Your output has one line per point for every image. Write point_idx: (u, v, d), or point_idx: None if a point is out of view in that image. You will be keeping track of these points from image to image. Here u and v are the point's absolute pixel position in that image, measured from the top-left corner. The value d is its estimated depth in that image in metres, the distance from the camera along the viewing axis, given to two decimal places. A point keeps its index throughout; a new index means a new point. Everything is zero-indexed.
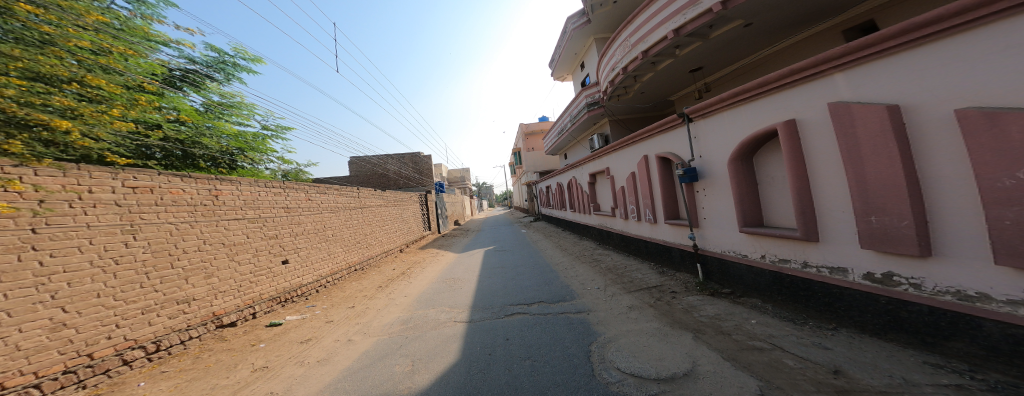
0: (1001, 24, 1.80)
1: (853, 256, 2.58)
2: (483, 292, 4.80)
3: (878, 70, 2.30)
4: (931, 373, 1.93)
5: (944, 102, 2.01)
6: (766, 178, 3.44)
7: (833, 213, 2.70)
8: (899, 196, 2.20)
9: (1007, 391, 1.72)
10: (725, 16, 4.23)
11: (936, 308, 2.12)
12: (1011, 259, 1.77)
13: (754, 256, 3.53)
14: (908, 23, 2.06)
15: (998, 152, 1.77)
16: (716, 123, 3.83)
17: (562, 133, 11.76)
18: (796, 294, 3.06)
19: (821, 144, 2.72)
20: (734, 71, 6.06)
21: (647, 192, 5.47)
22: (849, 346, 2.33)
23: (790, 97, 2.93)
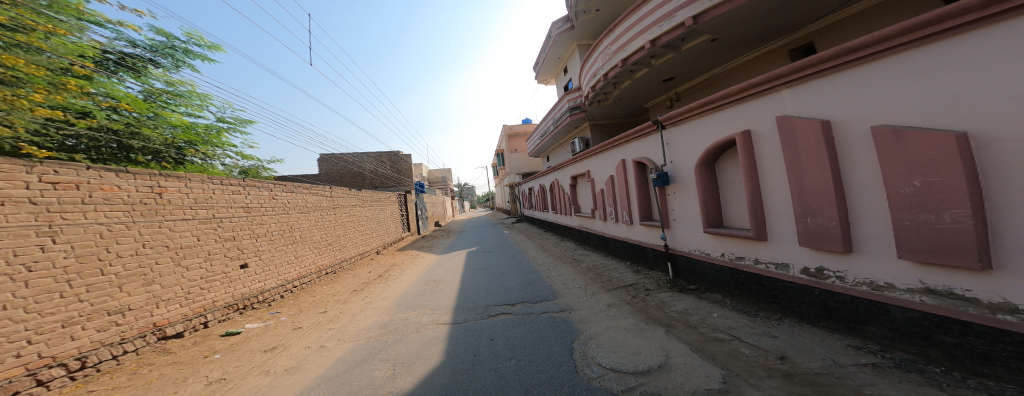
0: (910, 52, 2.07)
1: (793, 253, 2.89)
2: (465, 293, 4.75)
3: (818, 89, 2.58)
4: (852, 354, 2.21)
5: (866, 120, 2.30)
6: (726, 183, 3.73)
7: (778, 214, 3.00)
8: (829, 200, 2.50)
9: (907, 367, 2.02)
10: (696, 30, 4.52)
11: (856, 297, 2.43)
12: (911, 254, 2.08)
13: (716, 255, 3.82)
14: (841, 48, 2.32)
15: (902, 163, 2.07)
16: (685, 131, 4.08)
17: (545, 135, 11.92)
18: (749, 288, 3.35)
19: (771, 152, 3.00)
20: (701, 82, 6.48)
21: (624, 194, 5.71)
22: (792, 334, 2.61)
23: (747, 109, 3.19)
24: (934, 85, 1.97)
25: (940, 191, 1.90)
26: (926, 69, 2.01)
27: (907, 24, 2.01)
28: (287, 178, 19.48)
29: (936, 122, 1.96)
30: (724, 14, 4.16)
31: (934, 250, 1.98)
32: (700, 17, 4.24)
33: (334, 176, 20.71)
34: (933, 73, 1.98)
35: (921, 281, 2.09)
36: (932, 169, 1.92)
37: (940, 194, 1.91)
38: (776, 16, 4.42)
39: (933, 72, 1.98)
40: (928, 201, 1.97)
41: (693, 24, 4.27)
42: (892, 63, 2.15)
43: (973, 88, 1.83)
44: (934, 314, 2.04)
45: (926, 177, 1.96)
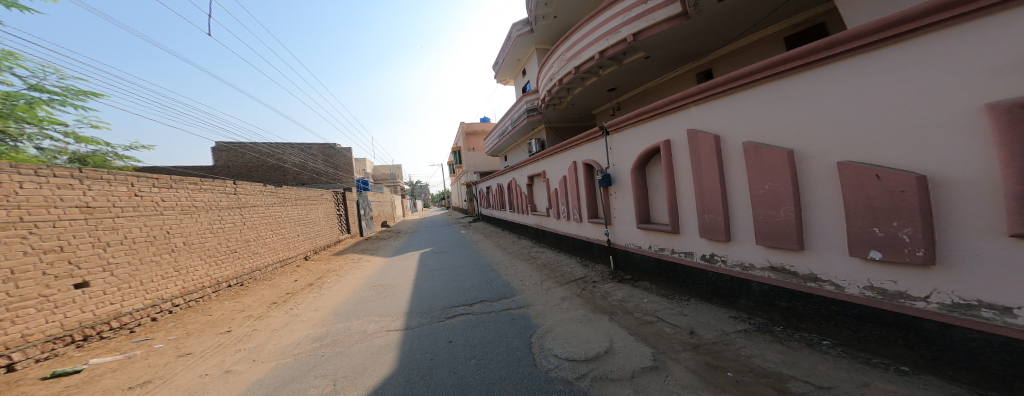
0: (773, 82, 2.61)
1: (696, 243, 3.45)
2: (419, 296, 4.43)
3: (715, 108, 3.08)
4: (730, 323, 2.79)
5: (746, 135, 2.81)
6: (653, 185, 4.23)
7: (687, 211, 3.53)
8: (718, 200, 3.06)
9: (761, 329, 2.64)
10: (636, 47, 4.95)
11: (730, 276, 3.07)
12: (765, 240, 2.72)
13: (642, 246, 4.34)
14: (730, 76, 2.83)
15: (758, 171, 2.70)
16: (623, 137, 4.48)
17: (502, 135, 11.97)
18: (667, 275, 3.88)
19: (682, 159, 3.49)
20: (635, 95, 7.18)
21: (574, 193, 6.01)
22: (698, 311, 3.13)
23: (667, 122, 3.67)
24: (789, 111, 2.51)
25: (782, 193, 2.54)
26: (784, 97, 2.54)
27: (771, 59, 2.52)
28: (162, 169, 15.28)
29: (789, 140, 2.51)
30: (657, 35, 4.60)
31: (776, 237, 2.63)
32: (640, 35, 4.65)
33: (234, 169, 16.87)
34: (788, 101, 2.51)
35: (768, 261, 2.76)
36: (776, 176, 2.56)
37: (782, 196, 2.54)
38: (700, 43, 5.02)
39: (788, 100, 2.51)
40: (772, 200, 2.62)
41: (633, 40, 4.67)
42: (763, 91, 2.68)
43: (812, 114, 2.36)
44: (777, 286, 2.69)
45: (772, 183, 2.60)
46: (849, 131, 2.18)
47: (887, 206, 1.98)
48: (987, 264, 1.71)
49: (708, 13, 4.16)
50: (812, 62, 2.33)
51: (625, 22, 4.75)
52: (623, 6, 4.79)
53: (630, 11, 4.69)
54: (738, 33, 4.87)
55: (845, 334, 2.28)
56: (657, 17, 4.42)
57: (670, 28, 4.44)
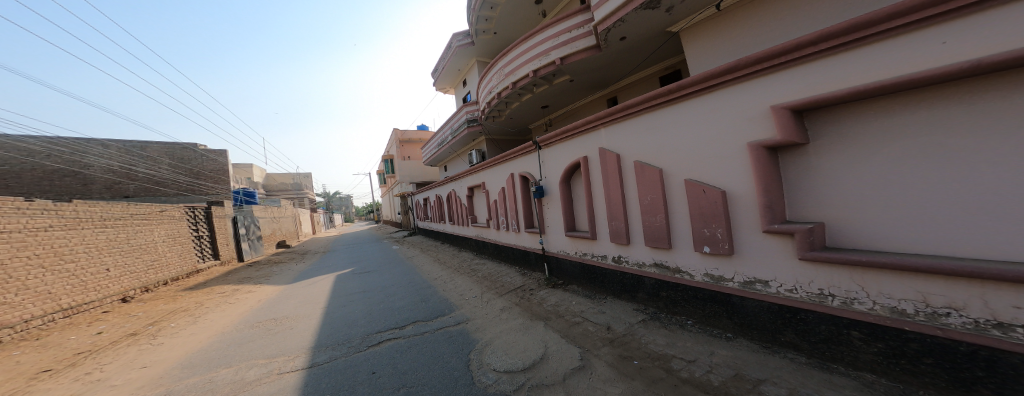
0: (652, 112, 3.13)
1: (606, 248, 3.83)
2: (332, 325, 3.80)
3: (617, 131, 3.51)
4: (632, 315, 3.22)
5: (640, 155, 3.28)
6: (575, 196, 4.39)
7: (599, 219, 3.90)
8: (618, 209, 3.52)
9: (654, 318, 3.10)
10: (563, 70, 5.37)
11: (627, 273, 3.56)
12: (651, 242, 3.22)
13: (564, 251, 4.60)
14: (624, 104, 3.29)
15: (644, 185, 3.21)
16: (551, 152, 4.61)
17: (440, 146, 11.55)
18: (591, 277, 4.12)
19: (596, 174, 3.86)
20: (565, 112, 7.78)
21: (513, 203, 5.85)
22: (611, 307, 3.49)
23: (580, 142, 4.04)
24: (667, 135, 3.00)
25: (659, 203, 3.07)
26: (663, 124, 3.04)
27: (651, 93, 3.03)
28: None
29: (667, 159, 3.02)
30: (581, 62, 5.09)
31: (656, 239, 3.17)
32: (567, 59, 5.07)
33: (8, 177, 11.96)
34: (666, 127, 3.01)
35: (653, 259, 3.27)
36: (654, 189, 3.11)
37: (659, 206, 3.07)
38: (612, 72, 5.71)
39: (666, 126, 3.02)
40: (653, 208, 3.15)
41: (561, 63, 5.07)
42: (650, 118, 3.16)
43: (683, 139, 2.87)
44: (660, 279, 3.21)
45: (652, 196, 3.14)
46: (697, 155, 2.76)
47: (711, 210, 2.67)
48: (756, 252, 2.45)
49: (617, 48, 4.74)
50: (675, 98, 2.89)
51: (554, 46, 5.13)
52: (551, 31, 5.16)
53: (558, 37, 5.08)
54: (635, 68, 5.72)
55: (699, 313, 2.89)
56: (579, 45, 4.88)
57: (590, 57, 4.93)
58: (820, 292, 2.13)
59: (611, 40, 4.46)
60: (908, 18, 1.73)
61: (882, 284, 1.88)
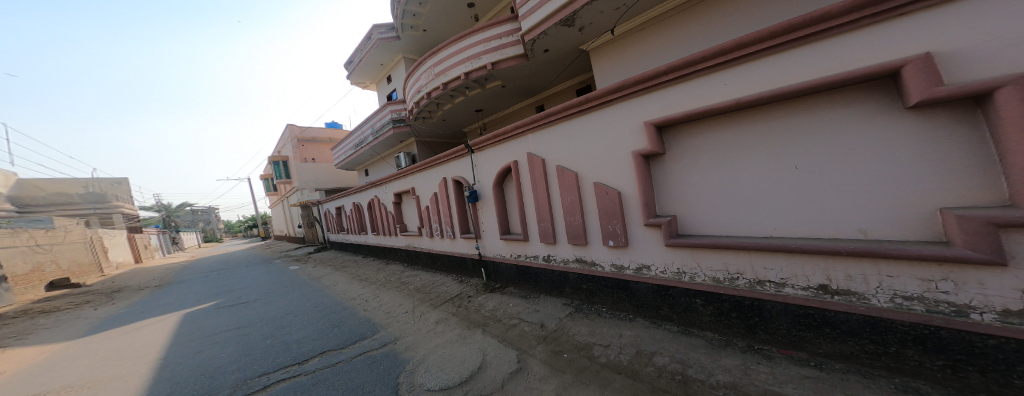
0: (568, 120, 3.38)
1: (537, 247, 4.00)
2: (178, 382, 2.98)
3: (542, 137, 3.70)
4: (562, 309, 3.43)
5: (560, 160, 3.50)
6: (509, 200, 4.46)
7: (528, 219, 4.06)
8: (542, 210, 3.75)
9: (581, 309, 3.36)
10: (493, 75, 5.43)
11: (557, 271, 3.75)
12: (574, 240, 3.46)
13: (497, 254, 4.70)
14: (546, 112, 3.49)
15: (566, 188, 3.43)
16: (483, 156, 4.59)
17: (359, 147, 10.42)
18: (527, 278, 4.20)
19: (525, 177, 3.98)
20: (498, 117, 7.90)
21: (445, 209, 5.63)
22: (545, 305, 3.63)
23: (510, 147, 4.14)
24: (582, 142, 3.26)
25: (577, 204, 3.34)
26: (578, 133, 3.30)
27: (566, 102, 3.27)
28: None
29: (582, 164, 3.28)
30: (512, 68, 5.21)
31: (577, 236, 3.42)
32: (497, 65, 5.13)
33: None
34: (580, 135, 3.28)
35: (577, 255, 3.52)
36: (571, 191, 3.37)
37: (577, 206, 3.34)
38: (539, 81, 6.01)
39: (580, 135, 3.29)
40: (573, 209, 3.39)
41: (492, 68, 5.12)
42: (569, 126, 3.39)
43: (594, 146, 3.16)
44: (581, 273, 3.48)
45: (572, 197, 3.38)
46: (603, 160, 3.09)
47: (611, 209, 3.02)
48: (642, 242, 2.91)
49: (542, 59, 5.01)
50: (585, 108, 3.17)
51: (484, 49, 5.15)
52: (481, 35, 5.17)
53: (487, 41, 5.13)
54: (558, 79, 6.13)
55: (610, 301, 3.23)
56: (508, 52, 5.01)
57: (517, 65, 5.10)
58: (679, 269, 2.72)
59: (536, 51, 4.71)
60: (751, 49, 2.20)
61: (707, 258, 2.55)
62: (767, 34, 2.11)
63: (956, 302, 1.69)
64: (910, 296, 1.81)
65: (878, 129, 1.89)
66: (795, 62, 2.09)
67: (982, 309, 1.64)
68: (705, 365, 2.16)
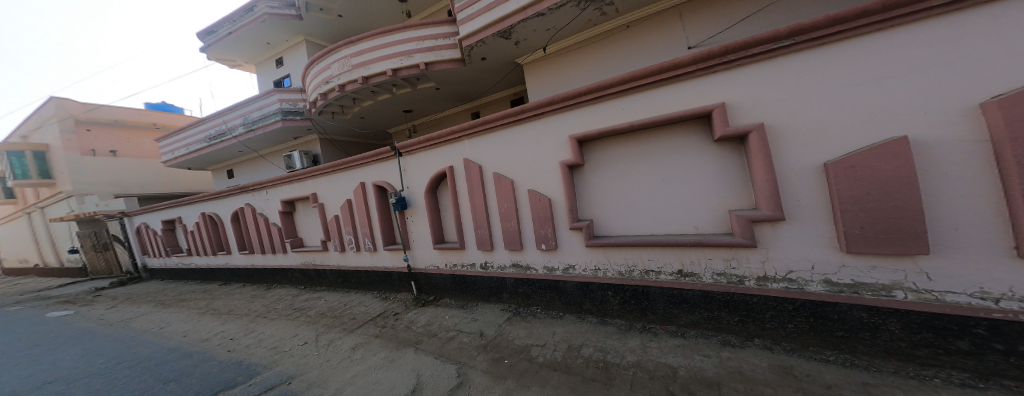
0: (504, 129, 3.42)
1: (474, 255, 3.93)
2: None
3: (478, 144, 3.67)
4: (500, 314, 3.46)
5: (495, 167, 3.52)
6: (444, 207, 4.31)
7: (466, 227, 3.95)
8: (477, 217, 3.72)
9: (518, 312, 3.43)
10: (426, 75, 5.21)
11: (494, 277, 3.73)
12: (511, 246, 3.50)
13: (430, 266, 4.46)
14: (482, 119, 3.47)
15: (502, 195, 3.46)
16: (417, 161, 4.31)
17: (229, 140, 8.35)
18: (462, 287, 4.10)
19: (462, 184, 3.87)
20: (430, 120, 7.65)
21: (368, 218, 5.01)
22: (482, 313, 3.59)
23: (445, 152, 4.00)
24: (516, 150, 3.35)
25: (513, 210, 3.40)
26: (512, 141, 3.37)
27: (503, 111, 3.30)
28: None
29: (515, 172, 3.37)
30: (446, 71, 5.10)
31: (512, 241, 3.47)
32: (432, 66, 4.95)
33: None
34: (514, 143, 3.36)
35: (513, 260, 3.58)
36: (507, 197, 3.42)
37: (513, 213, 3.40)
38: (474, 87, 6.00)
39: (513, 143, 3.37)
40: (508, 216, 3.45)
41: (426, 69, 4.92)
42: (504, 134, 3.44)
43: (528, 155, 3.26)
44: (518, 277, 3.53)
45: (507, 203, 3.43)
46: (537, 168, 3.20)
47: (543, 214, 3.18)
48: (569, 244, 3.13)
49: (480, 66, 5.04)
50: (521, 118, 3.25)
51: (419, 48, 4.92)
52: (416, 32, 4.94)
53: (423, 40, 4.92)
54: (494, 89, 6.26)
55: (544, 302, 3.37)
56: (445, 54, 4.89)
57: (453, 69, 5.01)
58: (595, 267, 3.03)
59: (473, 57, 4.71)
60: (663, 75, 2.53)
61: (614, 253, 2.92)
62: (676, 63, 2.45)
63: (758, 274, 2.41)
64: (729, 273, 2.50)
65: (705, 155, 2.55)
66: (696, 89, 2.46)
67: (749, 278, 2.44)
68: (619, 349, 2.44)
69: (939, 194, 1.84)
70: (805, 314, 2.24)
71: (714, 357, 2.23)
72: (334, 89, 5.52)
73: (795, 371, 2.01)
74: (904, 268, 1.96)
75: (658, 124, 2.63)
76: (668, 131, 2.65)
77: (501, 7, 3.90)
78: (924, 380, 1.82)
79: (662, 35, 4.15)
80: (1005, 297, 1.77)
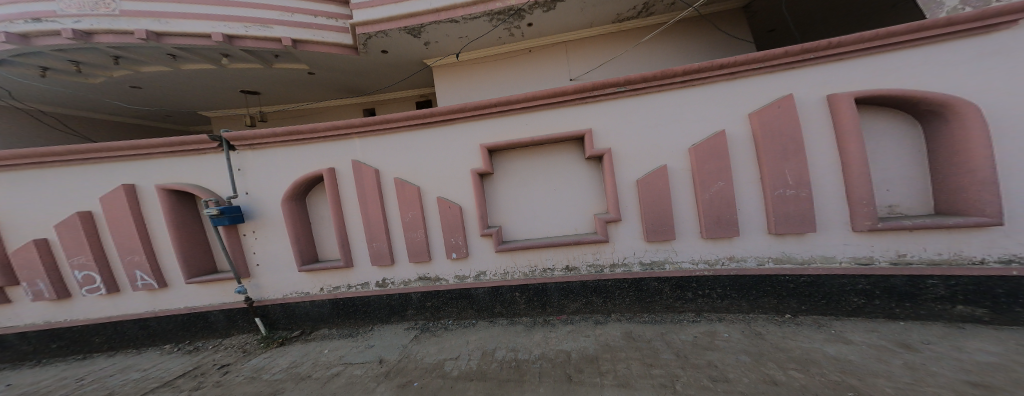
0: (407, 131, 3.13)
1: (367, 272, 3.32)
2: None
3: (374, 144, 3.17)
4: (405, 334, 3.14)
5: (394, 173, 3.15)
6: (318, 217, 3.43)
7: (353, 240, 3.28)
8: (367, 228, 3.19)
9: (425, 328, 3.19)
10: (291, 53, 4.21)
11: (393, 294, 3.31)
12: (415, 258, 3.16)
13: (298, 293, 3.40)
14: (381, 117, 3.03)
15: (408, 203, 3.10)
16: (270, 159, 3.23)
17: None
18: (348, 313, 3.39)
19: (349, 191, 3.22)
20: (293, 110, 6.29)
21: (127, 241, 3.19)
22: (379, 338, 3.14)
23: (324, 149, 3.20)
24: (419, 155, 3.12)
25: (419, 220, 3.10)
26: (413, 145, 3.13)
27: (406, 113, 3.01)
28: None
29: (419, 179, 3.12)
30: (320, 54, 4.25)
31: (416, 253, 3.15)
32: (302, 45, 4.04)
33: None
34: (416, 148, 3.13)
35: (416, 273, 3.25)
36: (413, 206, 3.10)
37: (418, 223, 3.11)
38: (375, 83, 5.48)
39: (414, 147, 3.13)
40: (412, 227, 3.12)
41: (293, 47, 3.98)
42: (405, 136, 3.13)
43: (433, 160, 3.10)
44: (426, 291, 3.24)
45: (413, 212, 3.10)
46: (445, 176, 3.08)
47: (453, 223, 3.06)
48: (478, 251, 3.11)
49: (379, 59, 4.56)
50: (428, 122, 3.05)
51: (281, 19, 3.93)
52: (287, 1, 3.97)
53: (291, 12, 3.98)
54: (391, 89, 5.84)
55: (455, 313, 3.23)
56: (327, 36, 4.07)
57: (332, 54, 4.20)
58: (504, 270, 3.09)
59: (370, 49, 4.22)
60: (564, 97, 2.83)
61: (522, 256, 3.05)
62: (572, 89, 2.76)
63: (611, 261, 2.90)
64: (598, 263, 2.93)
65: (591, 169, 3.01)
66: (585, 112, 2.86)
67: (607, 266, 2.91)
68: (529, 347, 2.56)
69: (678, 200, 2.72)
70: (632, 289, 2.87)
71: (592, 335, 2.62)
72: (60, 35, 3.48)
73: (636, 336, 2.53)
74: (722, 250, 2.70)
75: (553, 141, 2.96)
76: (565, 147, 3.02)
77: (411, 4, 3.74)
78: (684, 323, 2.66)
79: (551, 63, 4.63)
80: (706, 260, 2.73)
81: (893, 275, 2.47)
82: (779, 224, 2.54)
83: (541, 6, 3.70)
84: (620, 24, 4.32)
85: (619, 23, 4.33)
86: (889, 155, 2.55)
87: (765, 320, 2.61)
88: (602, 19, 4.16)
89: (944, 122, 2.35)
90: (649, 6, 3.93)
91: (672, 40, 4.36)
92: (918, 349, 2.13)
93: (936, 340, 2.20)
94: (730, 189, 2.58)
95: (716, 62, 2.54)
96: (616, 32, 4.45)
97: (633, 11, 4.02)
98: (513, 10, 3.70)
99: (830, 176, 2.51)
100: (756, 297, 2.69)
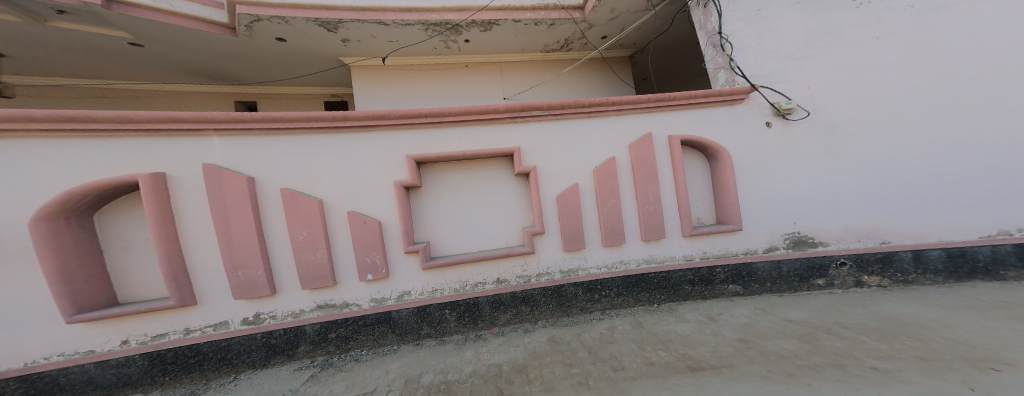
0: (310, 135, 2.69)
1: (230, 308, 2.59)
2: None
3: (244, 146, 2.56)
4: (296, 375, 2.58)
5: (278, 183, 2.61)
6: (122, 243, 2.48)
7: (197, 269, 2.51)
8: (227, 251, 2.50)
9: (326, 365, 2.68)
10: (99, 15, 3.19)
11: (278, 330, 2.68)
12: (309, 284, 2.65)
13: (27, 364, 2.31)
14: (265, 114, 2.49)
15: (298, 220, 2.61)
16: (20, 155, 2.20)
17: None
18: (183, 367, 2.55)
19: (197, 203, 2.48)
20: (90, 89, 4.48)
21: None
22: (252, 387, 2.48)
23: (160, 148, 2.41)
24: (318, 164, 2.69)
25: (318, 239, 2.64)
26: (310, 150, 2.68)
27: (310, 113, 2.58)
28: None
29: (318, 191, 2.68)
30: (150, 25, 3.34)
31: (313, 278, 2.66)
32: (118, 7, 3.15)
33: None
34: (315, 155, 2.69)
35: (312, 301, 2.72)
36: (309, 223, 2.63)
37: (315, 243, 2.64)
38: (252, 73, 4.55)
39: (313, 154, 2.69)
40: (307, 247, 2.63)
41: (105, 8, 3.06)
42: (300, 140, 2.67)
43: (337, 170, 2.72)
44: (326, 321, 2.75)
45: (309, 229, 2.63)
46: (355, 189, 2.75)
47: (371, 240, 2.73)
48: (401, 269, 2.84)
49: (272, 47, 3.89)
50: (338, 127, 2.69)
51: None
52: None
53: None
54: (288, 83, 5.00)
55: (370, 340, 2.84)
56: (179, 6, 3.37)
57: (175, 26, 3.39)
58: (432, 288, 2.90)
59: (257, 33, 3.57)
60: (486, 116, 2.91)
61: (452, 273, 2.94)
62: (504, 108, 2.89)
63: (537, 271, 3.05)
64: (526, 274, 3.04)
65: (515, 185, 3.16)
66: (511, 132, 3.01)
67: (534, 276, 3.05)
68: (457, 365, 2.47)
69: (587, 213, 3.09)
70: (554, 295, 3.08)
71: (521, 345, 2.67)
72: None
73: (558, 340, 2.69)
74: (618, 254, 3.13)
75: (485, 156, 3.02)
76: (496, 163, 3.12)
77: None
78: (593, 322, 2.96)
79: (485, 80, 4.74)
80: (606, 264, 3.12)
81: (700, 266, 3.21)
82: (647, 233, 3.08)
83: (479, 25, 3.84)
84: (547, 54, 4.77)
85: (546, 54, 4.78)
86: (693, 181, 3.34)
87: (643, 311, 3.09)
88: (533, 47, 4.54)
89: (719, 161, 3.21)
90: (569, 43, 4.49)
91: (587, 74, 5.03)
92: (718, 320, 2.76)
93: (722, 312, 2.93)
94: (620, 206, 3.06)
95: (622, 100, 3.03)
96: (541, 60, 4.89)
97: (557, 44, 4.51)
98: (451, 24, 3.75)
99: (669, 196, 3.17)
100: (638, 290, 3.17)
